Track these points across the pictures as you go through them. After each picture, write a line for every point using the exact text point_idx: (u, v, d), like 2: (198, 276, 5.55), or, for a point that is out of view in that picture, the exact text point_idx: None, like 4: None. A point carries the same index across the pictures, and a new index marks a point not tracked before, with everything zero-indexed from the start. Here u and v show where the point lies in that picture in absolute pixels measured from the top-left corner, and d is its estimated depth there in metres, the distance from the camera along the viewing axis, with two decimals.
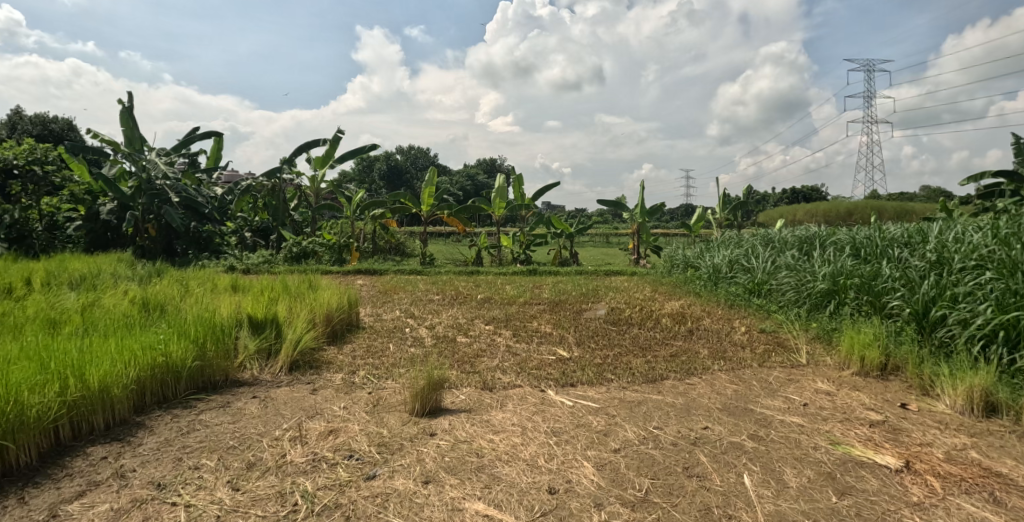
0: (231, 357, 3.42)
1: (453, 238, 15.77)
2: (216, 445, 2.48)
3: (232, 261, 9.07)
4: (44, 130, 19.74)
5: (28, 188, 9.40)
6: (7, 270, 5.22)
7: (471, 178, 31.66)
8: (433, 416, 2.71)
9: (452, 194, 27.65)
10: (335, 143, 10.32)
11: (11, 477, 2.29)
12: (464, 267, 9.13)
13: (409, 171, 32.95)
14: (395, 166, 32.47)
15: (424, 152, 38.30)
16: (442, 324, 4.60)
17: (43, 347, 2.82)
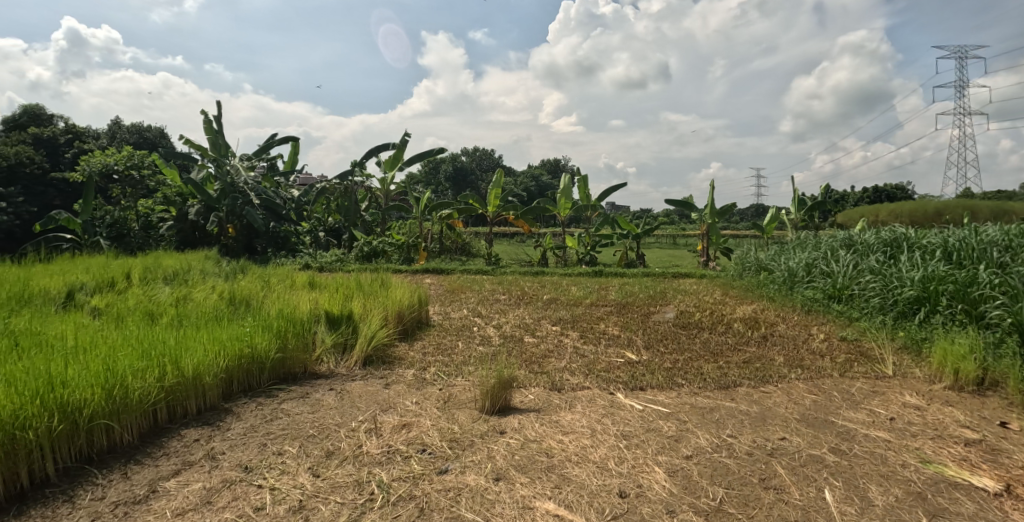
0: (309, 350, 3.58)
1: (516, 238, 15.85)
2: (298, 433, 2.61)
3: (308, 259, 9.52)
4: (139, 138, 21.50)
5: (127, 191, 10.74)
6: (110, 265, 5.70)
7: (534, 178, 31.68)
8: (503, 415, 2.73)
9: (515, 194, 27.83)
10: (403, 145, 10.61)
11: (116, 454, 2.52)
12: (528, 268, 9.15)
13: (473, 172, 33.41)
14: (460, 167, 32.94)
15: (488, 153, 38.74)
16: (509, 324, 4.62)
17: (145, 336, 3.08)
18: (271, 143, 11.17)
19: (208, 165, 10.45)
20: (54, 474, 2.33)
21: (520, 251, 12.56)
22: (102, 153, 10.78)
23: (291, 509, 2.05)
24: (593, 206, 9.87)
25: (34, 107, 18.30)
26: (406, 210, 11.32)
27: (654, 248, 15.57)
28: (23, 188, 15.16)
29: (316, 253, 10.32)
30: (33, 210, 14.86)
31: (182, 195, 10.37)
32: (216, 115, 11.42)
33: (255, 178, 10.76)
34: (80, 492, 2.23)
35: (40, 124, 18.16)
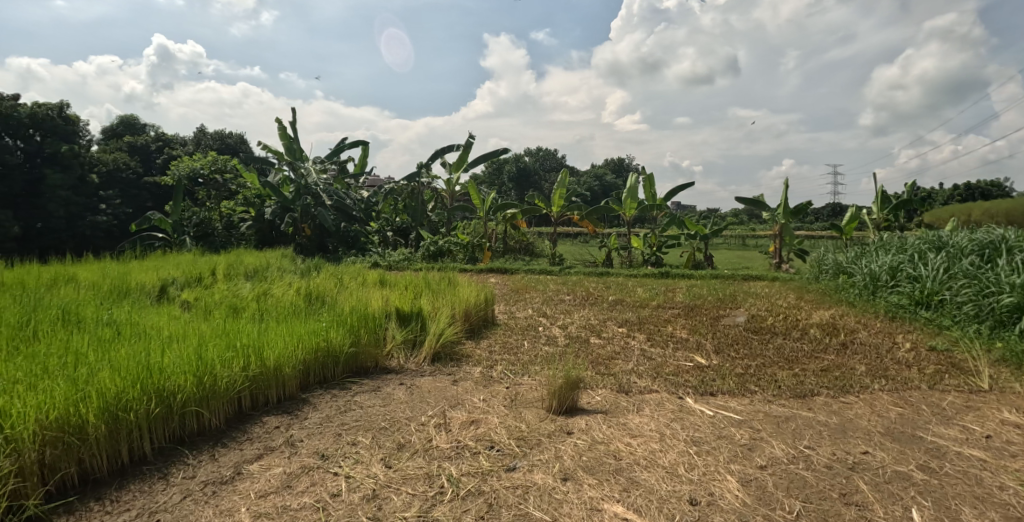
0: (380, 346, 3.71)
1: (578, 238, 15.74)
2: (370, 425, 2.71)
3: (376, 257, 9.87)
4: (222, 145, 22.98)
5: (211, 193, 11.52)
6: (198, 262, 6.13)
7: (596, 177, 31.28)
8: (570, 415, 2.73)
9: (578, 194, 27.65)
10: (467, 147, 10.76)
11: (205, 436, 2.72)
12: (593, 268, 9.08)
13: (535, 172, 33.44)
14: (523, 167, 32.96)
15: (551, 153, 38.63)
16: (575, 324, 4.60)
17: (231, 328, 3.28)
18: (342, 147, 11.65)
19: (284, 169, 11.02)
20: (151, 453, 2.54)
21: (583, 251, 12.46)
22: (189, 159, 11.63)
23: (365, 497, 2.13)
24: (659, 205, 9.64)
25: (129, 117, 19.97)
26: (470, 210, 11.50)
27: (723, 250, 15.05)
28: (120, 191, 16.55)
29: (384, 252, 10.67)
30: (129, 211, 16.21)
31: (261, 196, 10.98)
32: (291, 121, 12.04)
33: (327, 180, 11.24)
34: (173, 471, 2.42)
35: (134, 133, 19.80)
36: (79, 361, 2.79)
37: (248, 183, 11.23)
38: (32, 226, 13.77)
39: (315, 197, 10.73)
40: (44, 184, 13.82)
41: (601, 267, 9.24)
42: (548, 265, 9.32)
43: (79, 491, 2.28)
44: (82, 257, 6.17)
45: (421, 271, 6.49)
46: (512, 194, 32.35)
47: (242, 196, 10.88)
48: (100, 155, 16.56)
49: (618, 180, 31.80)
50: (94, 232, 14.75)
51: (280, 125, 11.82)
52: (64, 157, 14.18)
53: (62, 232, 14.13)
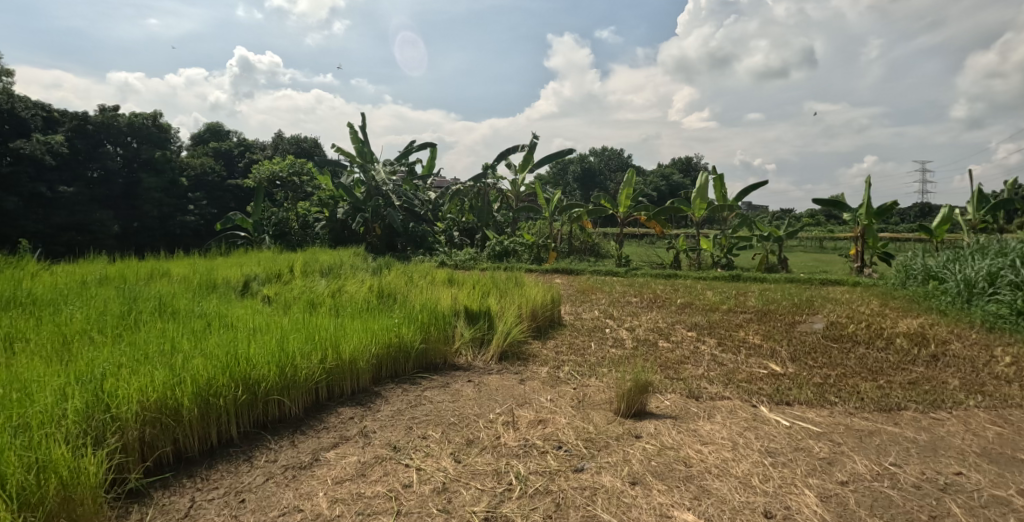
0: (449, 342, 3.80)
1: (645, 239, 15.43)
2: (439, 419, 2.79)
3: (444, 257, 10.10)
4: (297, 148, 24.19)
5: (288, 194, 12.15)
6: (277, 260, 6.51)
7: (663, 176, 30.49)
8: (639, 419, 2.70)
9: (644, 194, 27.13)
10: (532, 147, 10.80)
11: (286, 423, 2.90)
12: (661, 270, 8.89)
13: (600, 171, 33.01)
14: (587, 167, 32.65)
15: (615, 153, 38.07)
16: (643, 327, 4.53)
17: (310, 323, 3.47)
18: (410, 149, 11.98)
19: (356, 171, 11.45)
20: (237, 436, 2.73)
21: (649, 252, 12.22)
22: (270, 163, 12.38)
23: (436, 490, 2.20)
24: (730, 205, 9.27)
25: (214, 125, 21.44)
26: (535, 211, 11.55)
27: (798, 253, 14.33)
28: (207, 193, 17.77)
29: (450, 252, 10.90)
30: (214, 211, 17.39)
31: (334, 197, 11.50)
32: (362, 125, 12.51)
33: (396, 181, 11.59)
34: (257, 454, 2.59)
35: (219, 139, 21.25)
36: (175, 349, 3.04)
37: (322, 184, 11.78)
38: (131, 225, 15.08)
39: (385, 198, 11.10)
40: (141, 187, 15.11)
41: (668, 270, 9.01)
42: (614, 267, 9.20)
43: (174, 469, 2.49)
44: (175, 254, 6.68)
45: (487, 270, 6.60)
46: (576, 194, 32.12)
47: (317, 197, 11.41)
48: (190, 160, 17.88)
49: (685, 179, 30.89)
50: (184, 231, 15.98)
51: (352, 128, 12.30)
52: (157, 162, 15.44)
53: (156, 231, 15.35)
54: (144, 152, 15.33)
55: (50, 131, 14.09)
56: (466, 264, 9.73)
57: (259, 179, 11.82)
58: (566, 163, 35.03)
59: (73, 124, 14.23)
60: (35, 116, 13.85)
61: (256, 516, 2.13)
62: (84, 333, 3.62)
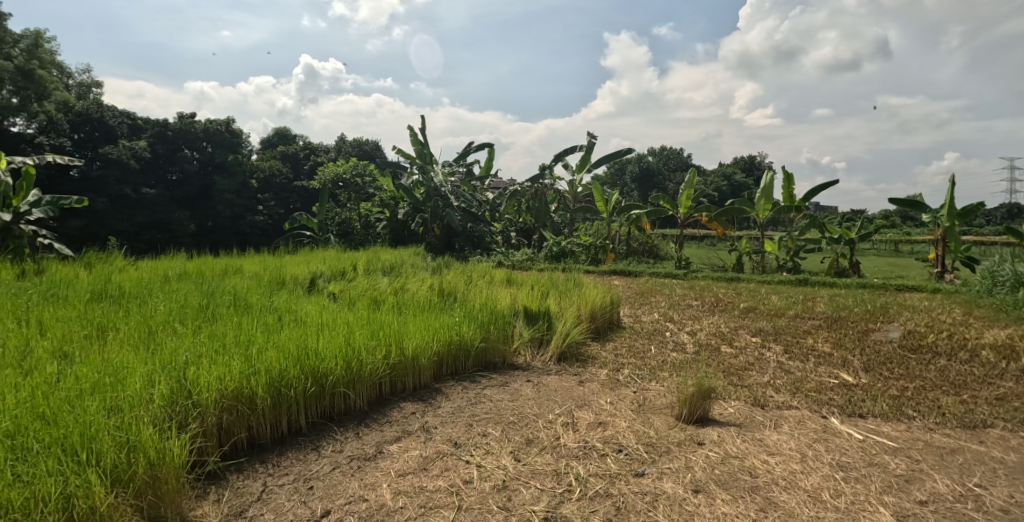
0: (508, 342, 3.85)
1: (706, 240, 15.02)
2: (499, 418, 2.83)
3: (501, 257, 10.22)
4: (359, 151, 25.02)
5: (351, 196, 12.59)
6: (342, 258, 6.78)
7: (724, 175, 29.46)
8: (701, 425, 2.65)
9: (705, 194, 26.37)
10: (589, 147, 10.71)
11: (352, 415, 3.03)
12: (723, 273, 8.63)
13: (659, 172, 32.30)
14: (645, 167, 31.97)
15: (674, 153, 37.24)
16: (704, 331, 4.43)
17: (374, 319, 3.59)
18: (468, 150, 12.14)
19: (415, 172, 11.71)
20: (305, 426, 2.87)
21: (711, 254, 11.88)
22: (334, 165, 12.88)
23: (496, 487, 2.25)
24: (797, 206, 8.87)
25: (281, 129, 22.45)
26: (593, 212, 11.47)
27: (872, 256, 13.57)
28: (275, 194, 18.67)
29: (508, 252, 10.99)
30: (281, 211, 18.23)
31: (395, 199, 11.83)
32: (421, 128, 12.79)
33: (454, 182, 11.75)
34: (324, 444, 2.72)
35: (287, 143, 22.23)
36: (249, 340, 3.22)
37: (383, 185, 12.13)
38: (206, 224, 16.02)
39: (444, 199, 11.29)
40: (215, 189, 16.05)
41: (730, 273, 8.73)
42: (674, 269, 9.02)
43: (247, 454, 2.65)
44: (247, 251, 7.06)
45: (546, 272, 6.62)
46: (633, 194, 31.56)
47: (379, 198, 11.77)
48: (259, 163, 18.80)
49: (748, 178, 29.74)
50: (253, 230, 16.85)
51: (412, 131, 12.60)
52: (230, 165, 16.33)
53: (228, 229, 16.26)
54: (218, 156, 16.30)
55: (135, 138, 15.24)
56: (523, 265, 9.82)
57: (324, 181, 12.32)
58: (622, 162, 34.52)
59: (155, 130, 15.33)
60: (122, 123, 15.16)
61: (325, 503, 2.24)
62: (168, 324, 3.89)
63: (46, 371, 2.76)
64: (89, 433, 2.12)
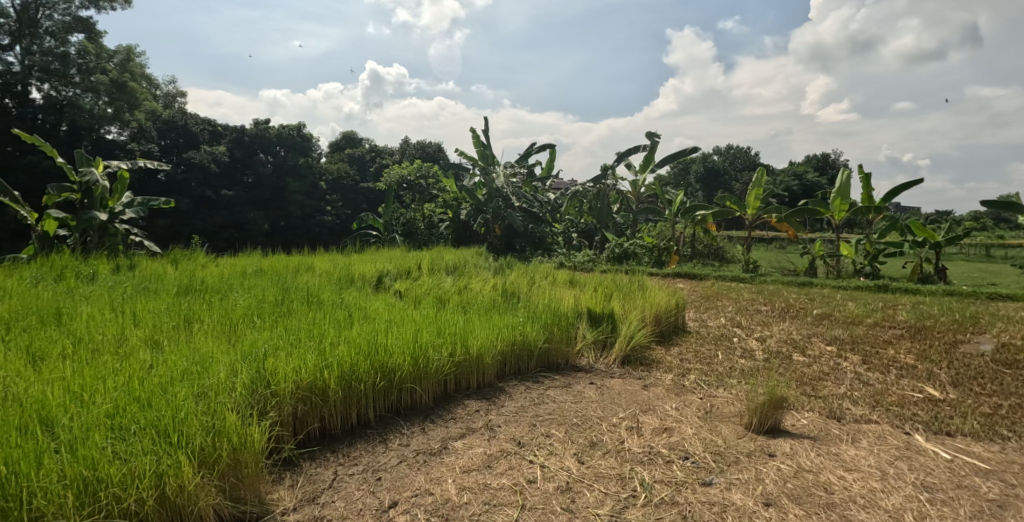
0: (571, 343, 3.86)
1: (775, 243, 14.41)
2: (563, 419, 2.85)
3: (562, 258, 10.25)
4: (422, 153, 25.62)
5: (415, 197, 12.92)
6: (407, 257, 6.98)
7: (795, 175, 28.03)
8: (772, 436, 2.57)
9: (774, 195, 25.29)
10: (653, 147, 10.51)
11: (418, 410, 3.13)
12: (794, 278, 8.27)
13: (725, 171, 31.25)
14: (711, 167, 30.97)
15: (741, 152, 35.92)
16: (774, 338, 4.27)
17: (440, 317, 3.70)
18: (530, 151, 12.18)
19: (478, 173, 11.89)
20: (373, 419, 3.00)
21: (781, 258, 11.40)
22: (399, 166, 13.27)
23: (560, 488, 2.27)
24: (877, 207, 8.37)
25: (349, 133, 23.31)
26: (657, 213, 11.25)
27: (961, 262, 12.59)
28: (343, 195, 19.42)
29: (569, 254, 10.96)
30: (348, 211, 18.92)
31: (457, 199, 12.04)
32: (483, 130, 12.96)
33: (516, 183, 11.83)
34: (391, 437, 2.83)
35: (354, 146, 23.05)
36: (322, 335, 3.39)
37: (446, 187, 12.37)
38: (279, 224, 16.88)
39: (505, 199, 11.39)
40: (287, 190, 16.90)
41: (802, 277, 8.36)
42: (741, 273, 8.73)
43: (320, 443, 2.79)
44: (318, 250, 7.41)
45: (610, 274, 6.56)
46: (698, 195, 30.58)
47: (443, 199, 12.04)
48: (329, 165, 19.59)
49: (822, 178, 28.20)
50: (322, 230, 17.59)
51: (474, 133, 12.79)
52: (301, 168, 17.13)
53: (299, 228, 17.07)
54: (290, 159, 17.13)
55: (216, 143, 16.29)
56: (585, 266, 9.79)
57: (390, 183, 12.71)
58: (686, 162, 33.55)
59: (234, 136, 16.34)
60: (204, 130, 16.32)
61: (392, 494, 2.33)
62: (247, 317, 4.15)
63: (141, 358, 3.01)
64: (180, 417, 2.30)
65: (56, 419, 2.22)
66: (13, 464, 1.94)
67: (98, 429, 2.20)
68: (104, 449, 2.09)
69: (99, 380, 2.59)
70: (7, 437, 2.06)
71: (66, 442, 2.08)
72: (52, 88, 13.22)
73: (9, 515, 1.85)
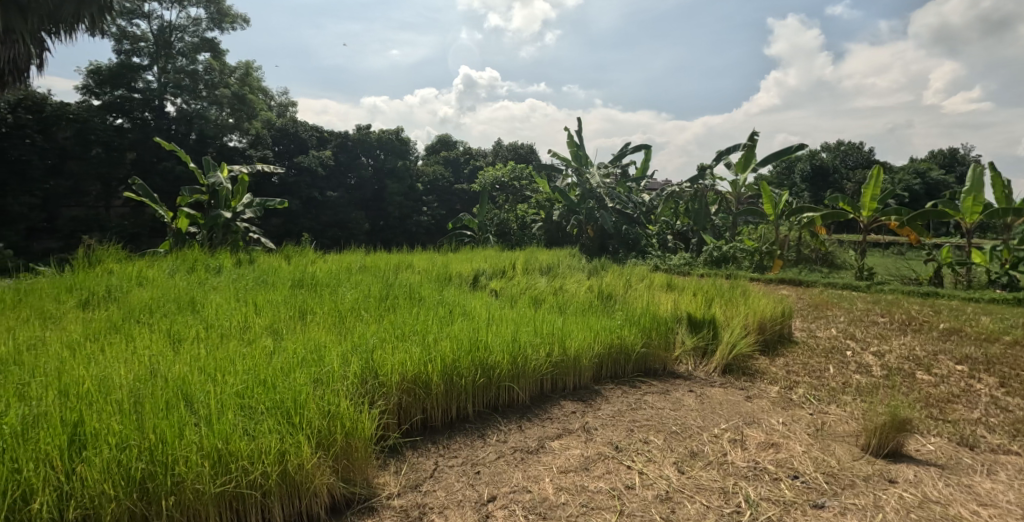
0: (670, 349, 3.82)
1: (894, 247, 13.22)
2: (661, 427, 2.85)
3: (657, 262, 10.09)
4: (514, 154, 25.97)
5: (508, 198, 13.20)
6: (502, 256, 7.16)
7: (916, 171, 25.49)
8: (893, 461, 2.43)
9: (893, 196, 23.16)
10: (754, 145, 10.03)
11: (515, 408, 3.24)
12: (917, 287, 7.58)
13: (835, 168, 29.03)
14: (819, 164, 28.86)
15: (852, 147, 33.25)
16: (894, 353, 3.97)
17: (538, 317, 3.79)
18: (625, 151, 12.02)
19: (571, 175, 11.94)
20: (472, 414, 3.14)
21: (900, 264, 10.44)
22: (492, 168, 13.60)
23: (659, 497, 2.28)
24: (1017, 208, 7.48)
25: (444, 136, 24.11)
26: (758, 214, 10.72)
27: None
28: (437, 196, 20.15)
29: (664, 257, 10.72)
30: (443, 212, 19.57)
31: (550, 200, 12.15)
32: (577, 131, 12.97)
33: (609, 183, 11.73)
34: (489, 433, 2.95)
35: (448, 148, 23.82)
36: (425, 330, 3.59)
37: (539, 188, 12.53)
38: (377, 223, 17.82)
39: (598, 200, 11.35)
40: (386, 192, 17.80)
41: (925, 287, 7.66)
42: (853, 280, 8.14)
43: (422, 434, 2.96)
44: (417, 248, 7.79)
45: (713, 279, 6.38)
46: (803, 195, 28.58)
47: (536, 200, 12.22)
48: (425, 167, 20.39)
49: (949, 176, 25.46)
50: (418, 229, 18.35)
51: (568, 134, 12.84)
52: (399, 171, 17.97)
53: (397, 228, 17.95)
54: (389, 162, 18.03)
55: (323, 148, 17.51)
56: (680, 270, 9.57)
57: (484, 184, 13.07)
58: (791, 160, 31.47)
59: (339, 141, 17.48)
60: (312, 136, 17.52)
61: (491, 489, 2.44)
62: (354, 310, 4.48)
63: (264, 344, 3.33)
64: (300, 400, 2.53)
65: (195, 395, 2.50)
66: (160, 432, 2.18)
67: (230, 407, 2.45)
68: (235, 425, 2.31)
69: (229, 364, 2.89)
70: (153, 408, 2.33)
71: (203, 417, 2.33)
72: (183, 101, 14.80)
73: (156, 477, 2.08)
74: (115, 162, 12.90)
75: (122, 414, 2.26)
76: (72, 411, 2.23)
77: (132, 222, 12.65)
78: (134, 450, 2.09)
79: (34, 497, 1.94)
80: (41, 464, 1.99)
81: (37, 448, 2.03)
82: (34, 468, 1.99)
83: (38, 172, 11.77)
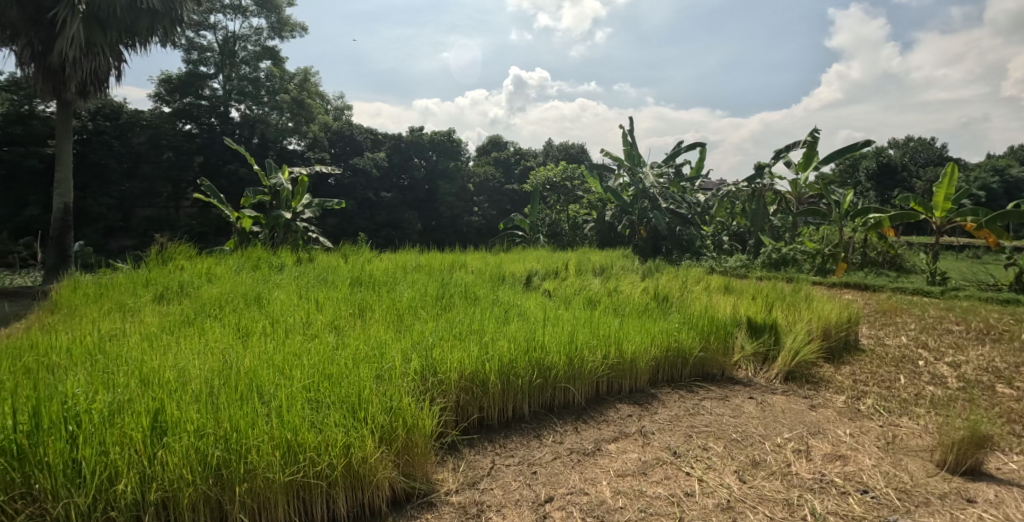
0: (728, 354, 3.77)
1: (971, 250, 12.43)
2: (721, 433, 2.83)
3: (713, 264, 9.90)
4: (564, 154, 25.88)
5: (560, 198, 13.21)
6: (555, 257, 7.20)
7: (995, 169, 23.87)
8: (971, 479, 2.34)
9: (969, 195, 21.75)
10: (815, 142, 9.66)
11: (570, 409, 3.29)
12: (997, 294, 7.15)
13: (904, 165, 27.49)
14: (886, 161, 27.39)
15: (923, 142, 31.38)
16: (972, 364, 3.79)
17: (593, 319, 3.82)
18: (679, 150, 11.81)
19: (624, 174, 11.84)
20: (528, 414, 3.20)
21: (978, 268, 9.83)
22: (543, 168, 13.62)
23: (720, 506, 2.28)
24: None
25: (494, 136, 24.27)
26: (820, 214, 10.34)
27: None
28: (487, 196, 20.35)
29: (720, 259, 10.50)
30: (494, 213, 19.73)
31: (603, 200, 12.09)
32: (631, 130, 12.85)
33: (663, 183, 11.55)
34: (544, 433, 3.01)
35: (498, 148, 23.98)
36: (480, 330, 3.67)
37: (592, 188, 12.49)
38: (429, 223, 18.17)
39: (651, 200, 11.21)
40: (438, 192, 18.11)
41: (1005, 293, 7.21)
42: (925, 285, 7.76)
43: (479, 432, 3.04)
44: (470, 249, 7.93)
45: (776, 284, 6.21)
46: (869, 194, 27.20)
47: (589, 200, 12.19)
48: (475, 168, 20.62)
49: None
50: (468, 229, 18.57)
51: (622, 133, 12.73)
52: (450, 171, 18.23)
53: (448, 228, 18.24)
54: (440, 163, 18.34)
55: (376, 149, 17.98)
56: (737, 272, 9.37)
57: (536, 185, 13.12)
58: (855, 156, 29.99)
59: (392, 143, 17.93)
60: (366, 138, 18.02)
61: (548, 489, 2.50)
62: (411, 309, 4.62)
63: (327, 341, 3.49)
64: (364, 396, 2.64)
65: (265, 388, 2.64)
66: (234, 423, 2.31)
67: (299, 400, 2.58)
68: (304, 418, 2.44)
69: (296, 360, 3.04)
70: (226, 400, 2.47)
71: (274, 409, 2.46)
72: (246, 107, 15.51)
73: (230, 464, 2.20)
74: (183, 165, 13.67)
75: (200, 404, 2.42)
76: (154, 400, 2.40)
77: (199, 222, 13.39)
78: (210, 438, 2.22)
79: (120, 478, 2.08)
80: (125, 448, 2.13)
81: (123, 433, 2.18)
82: (120, 450, 2.12)
83: (116, 175, 12.63)
